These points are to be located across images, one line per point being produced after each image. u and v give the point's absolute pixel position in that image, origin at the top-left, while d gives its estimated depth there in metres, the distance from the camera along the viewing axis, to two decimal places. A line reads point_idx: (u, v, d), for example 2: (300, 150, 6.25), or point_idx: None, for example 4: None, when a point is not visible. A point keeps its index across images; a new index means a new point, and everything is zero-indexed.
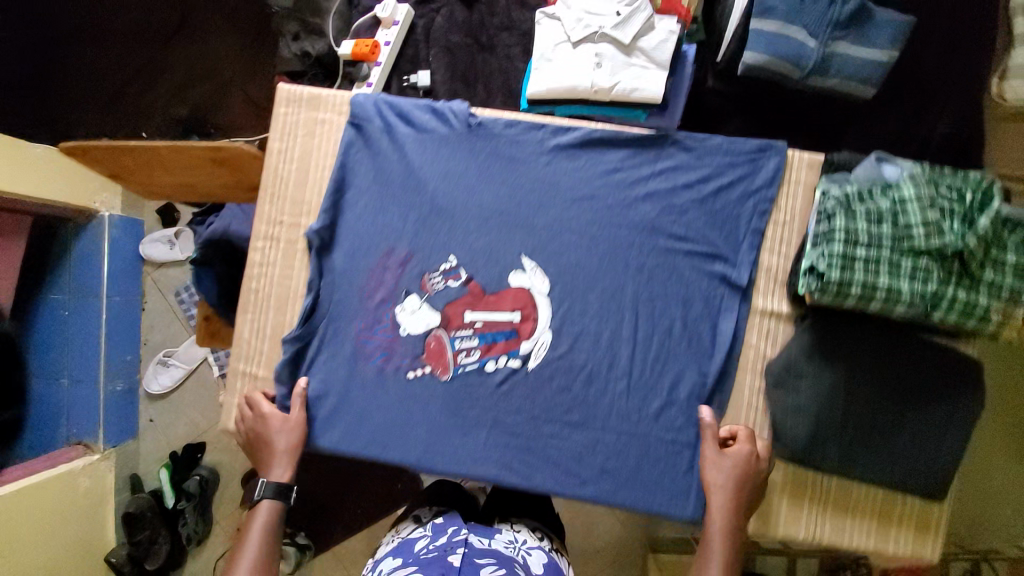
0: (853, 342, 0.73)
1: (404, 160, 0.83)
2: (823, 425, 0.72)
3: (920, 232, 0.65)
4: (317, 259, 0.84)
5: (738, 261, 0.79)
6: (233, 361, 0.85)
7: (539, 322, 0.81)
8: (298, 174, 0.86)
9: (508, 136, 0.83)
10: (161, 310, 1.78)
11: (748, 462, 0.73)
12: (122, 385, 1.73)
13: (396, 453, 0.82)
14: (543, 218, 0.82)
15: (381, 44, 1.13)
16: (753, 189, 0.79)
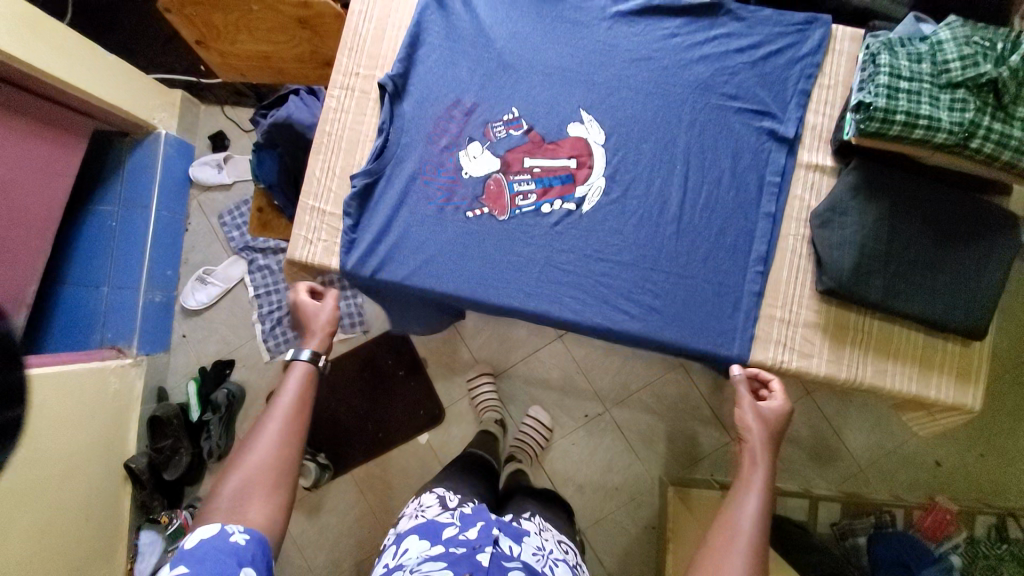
0: (896, 184, 0.79)
1: (475, 21, 0.91)
2: (866, 255, 0.78)
3: (956, 66, 0.71)
4: (390, 104, 0.91)
5: (785, 118, 0.85)
6: (305, 197, 0.93)
7: (595, 169, 0.87)
8: (376, 33, 0.93)
9: (572, 3, 0.90)
10: (204, 232, 1.87)
11: (785, 411, 0.79)
12: (160, 297, 1.78)
13: (449, 283, 0.87)
14: (603, 75, 0.88)
15: None
16: (800, 55, 0.86)
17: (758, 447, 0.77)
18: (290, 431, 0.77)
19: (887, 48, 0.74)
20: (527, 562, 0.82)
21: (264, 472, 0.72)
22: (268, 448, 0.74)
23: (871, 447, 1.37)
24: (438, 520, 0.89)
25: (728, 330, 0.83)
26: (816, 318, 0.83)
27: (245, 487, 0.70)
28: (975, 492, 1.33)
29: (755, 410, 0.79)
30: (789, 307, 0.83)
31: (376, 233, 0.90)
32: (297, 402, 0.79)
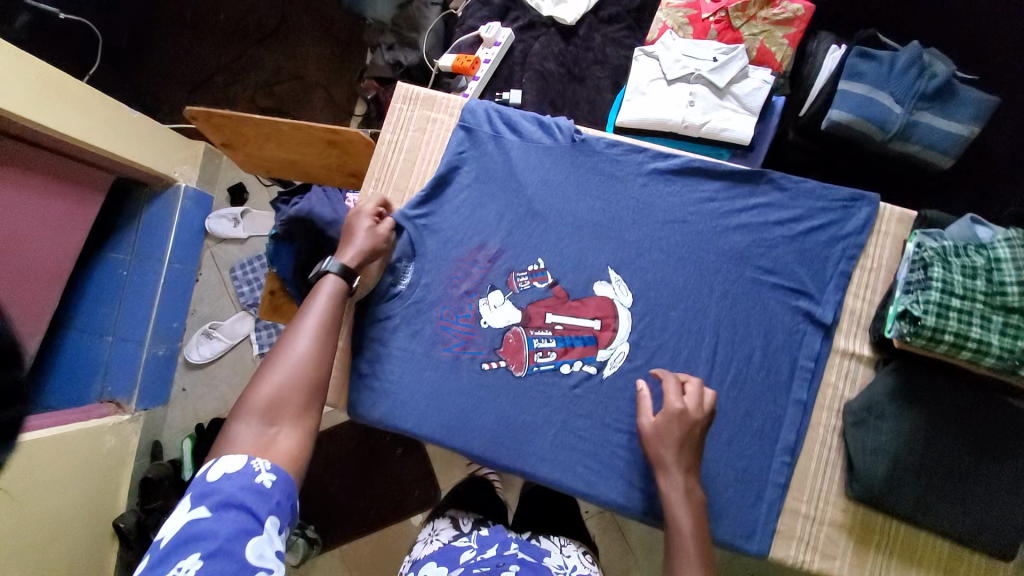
0: (932, 391, 0.75)
1: (508, 164, 0.89)
2: (901, 465, 0.74)
3: (1014, 290, 0.67)
4: (411, 241, 0.89)
5: (823, 300, 0.81)
6: None
7: (619, 333, 0.83)
8: (405, 164, 0.92)
9: (608, 155, 0.87)
10: (214, 284, 1.86)
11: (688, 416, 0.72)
12: (164, 350, 1.76)
13: (460, 440, 0.83)
14: (634, 233, 0.85)
15: (481, 61, 1.22)
16: (842, 234, 0.82)
17: (678, 489, 0.70)
18: (320, 352, 0.73)
19: (940, 259, 0.71)
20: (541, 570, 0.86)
21: (296, 390, 0.70)
22: (298, 367, 0.71)
23: None
24: (455, 546, 0.93)
25: (748, 520, 0.78)
26: (842, 517, 0.78)
27: (277, 406, 0.68)
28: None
29: (665, 445, 0.72)
30: (813, 502, 0.78)
31: (379, 379, 0.86)
32: (328, 322, 0.75)
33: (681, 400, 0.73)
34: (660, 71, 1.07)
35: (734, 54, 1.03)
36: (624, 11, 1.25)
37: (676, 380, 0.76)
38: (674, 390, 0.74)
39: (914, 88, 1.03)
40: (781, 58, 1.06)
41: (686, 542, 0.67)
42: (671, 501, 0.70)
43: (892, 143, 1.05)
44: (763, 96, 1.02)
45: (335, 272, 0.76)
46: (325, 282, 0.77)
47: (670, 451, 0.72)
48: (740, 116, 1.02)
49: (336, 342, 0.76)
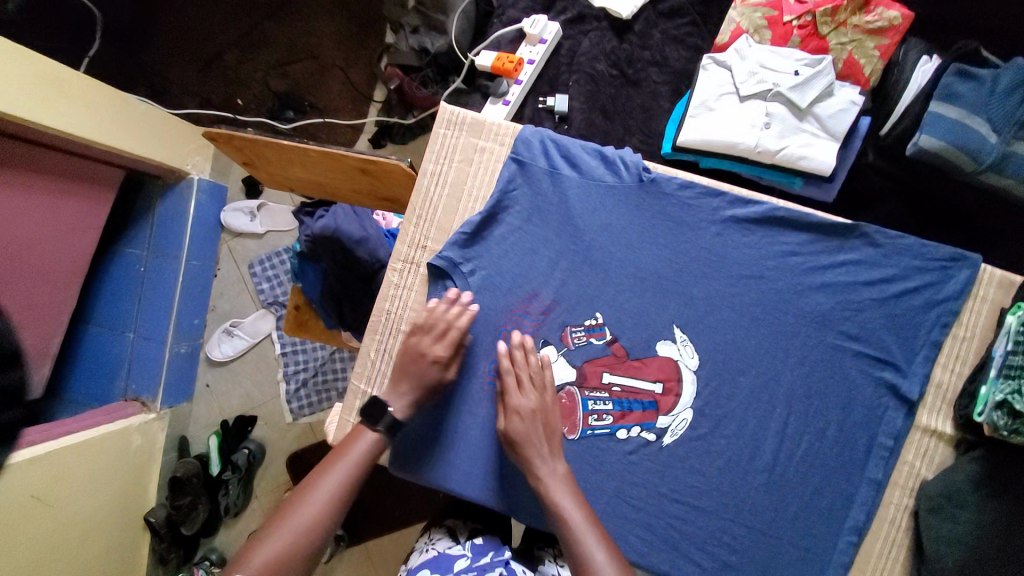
0: (1023, 482, 0.69)
1: (564, 206, 0.79)
2: (979, 558, 0.69)
3: None
4: (453, 286, 0.80)
5: (911, 372, 0.74)
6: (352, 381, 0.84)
7: (682, 399, 0.77)
8: (448, 200, 0.82)
9: (679, 198, 0.78)
10: (233, 280, 1.80)
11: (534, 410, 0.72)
12: (186, 348, 1.72)
13: (507, 504, 0.80)
14: (703, 288, 0.77)
15: (524, 62, 1.08)
16: (939, 298, 0.73)
17: (551, 477, 0.71)
18: (331, 518, 0.69)
19: None
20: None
21: (293, 558, 0.66)
22: (300, 533, 0.66)
23: None
24: (449, 553, 0.83)
25: None
26: None
27: (272, 569, 0.64)
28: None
29: (527, 444, 0.72)
30: None
31: (419, 437, 0.81)
32: (345, 488, 0.71)
33: (522, 397, 0.73)
34: (732, 85, 0.95)
35: (822, 68, 0.91)
36: (688, 3, 1.10)
37: (515, 372, 0.75)
38: (513, 387, 0.74)
39: (1015, 114, 0.90)
40: (869, 72, 0.93)
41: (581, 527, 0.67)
42: (551, 493, 0.70)
43: (982, 175, 0.94)
44: (851, 119, 0.90)
45: (373, 432, 0.73)
46: (356, 443, 0.73)
47: (537, 444, 0.72)
48: (820, 142, 0.91)
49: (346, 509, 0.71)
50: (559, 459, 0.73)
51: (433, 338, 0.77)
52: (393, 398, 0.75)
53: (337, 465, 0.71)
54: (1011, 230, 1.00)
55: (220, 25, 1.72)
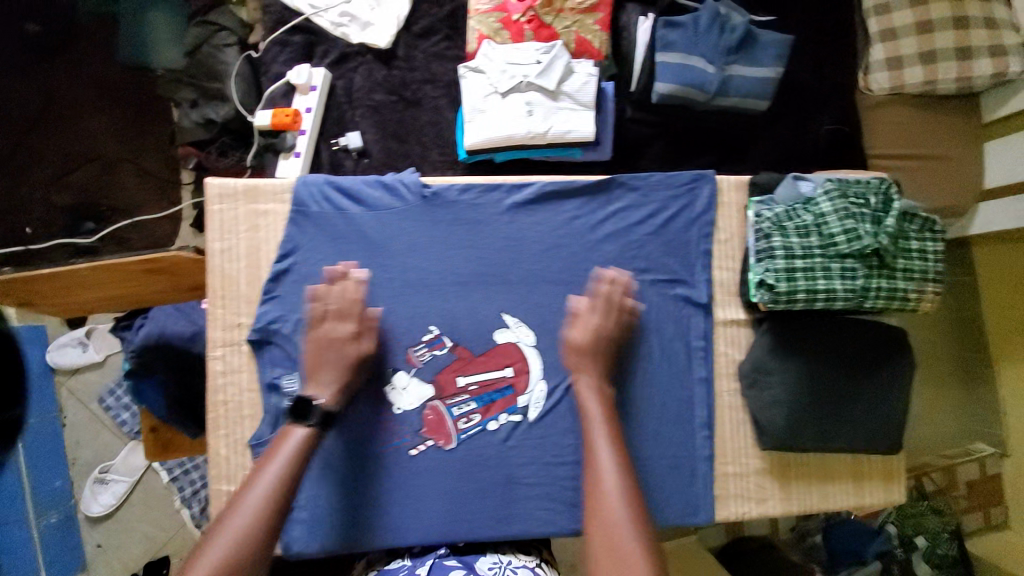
0: (807, 335, 0.82)
1: (365, 239, 0.82)
2: (796, 413, 0.81)
3: (842, 238, 0.74)
4: (282, 351, 0.80)
5: (695, 280, 0.87)
6: (216, 483, 0.79)
7: (531, 374, 0.84)
8: (250, 272, 0.81)
9: (465, 201, 0.84)
10: (85, 423, 1.59)
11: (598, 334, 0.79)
12: (56, 517, 1.49)
13: (411, 536, 0.80)
14: (516, 271, 0.85)
15: (302, 112, 1.10)
16: (695, 215, 0.88)
17: (588, 386, 0.77)
18: (268, 521, 0.64)
19: (776, 226, 0.76)
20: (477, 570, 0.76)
21: (235, 564, 0.61)
22: (234, 542, 0.62)
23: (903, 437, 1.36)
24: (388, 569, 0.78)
25: (691, 497, 0.84)
26: (763, 464, 0.86)
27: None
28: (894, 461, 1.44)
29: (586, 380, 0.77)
30: (736, 460, 0.86)
31: (304, 510, 0.79)
32: (282, 487, 0.67)
33: (590, 315, 0.80)
34: (491, 85, 1.05)
35: (555, 53, 1.04)
36: (436, 22, 1.19)
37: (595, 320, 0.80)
38: (584, 308, 0.80)
39: (720, 45, 1.10)
40: (598, 44, 1.09)
41: (609, 467, 0.69)
42: (584, 397, 0.77)
43: (715, 100, 1.13)
44: (593, 89, 1.04)
45: (304, 426, 0.70)
46: (290, 439, 0.70)
47: (587, 361, 0.78)
48: (578, 114, 1.04)
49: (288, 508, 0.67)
50: (607, 382, 0.79)
51: (346, 320, 0.76)
52: (319, 390, 0.74)
53: (272, 466, 0.68)
54: (754, 135, 1.21)
55: None
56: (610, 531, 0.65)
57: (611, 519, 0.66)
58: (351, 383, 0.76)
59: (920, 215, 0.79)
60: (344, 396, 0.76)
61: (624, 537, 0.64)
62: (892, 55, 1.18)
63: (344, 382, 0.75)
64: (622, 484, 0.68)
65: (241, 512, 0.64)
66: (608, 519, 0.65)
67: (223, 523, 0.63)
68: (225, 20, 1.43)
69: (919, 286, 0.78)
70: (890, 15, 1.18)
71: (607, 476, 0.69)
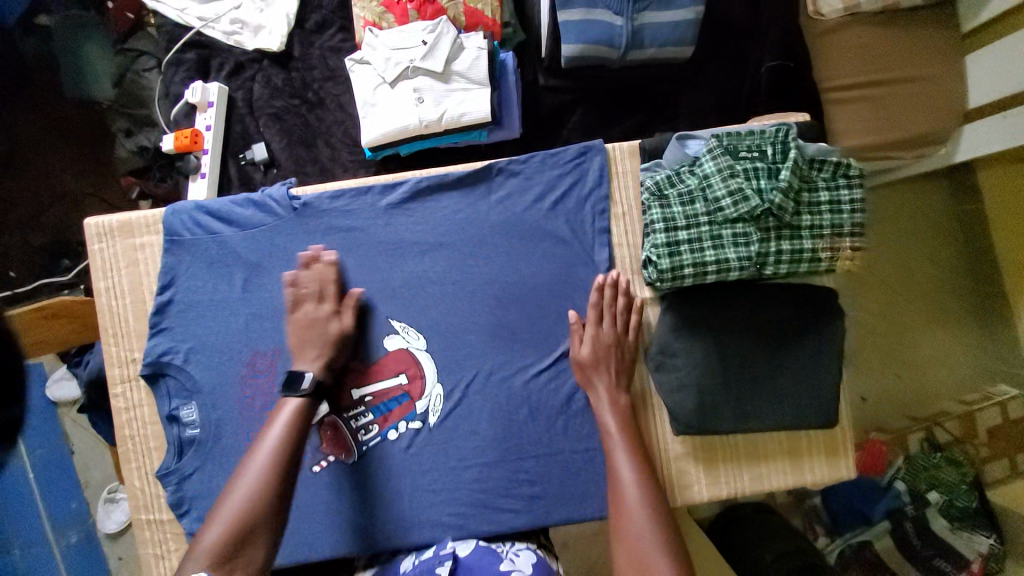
0: (714, 307, 0.75)
1: (242, 261, 0.81)
2: (706, 393, 0.75)
3: (728, 201, 0.66)
4: (176, 381, 0.81)
5: (594, 262, 0.81)
6: (135, 513, 0.82)
7: (427, 378, 0.82)
8: (135, 307, 0.81)
9: (339, 208, 0.81)
10: (90, 446, 1.41)
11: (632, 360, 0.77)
12: (76, 535, 1.35)
13: (324, 548, 0.81)
14: (400, 276, 0.82)
15: (202, 131, 1.08)
16: (587, 191, 0.80)
17: (603, 397, 0.76)
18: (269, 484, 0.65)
19: (656, 196, 0.69)
20: (485, 550, 0.77)
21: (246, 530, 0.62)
22: (242, 506, 0.63)
23: (878, 378, 1.29)
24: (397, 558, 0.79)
25: (609, 490, 0.80)
26: (684, 449, 0.81)
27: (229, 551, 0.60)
28: (899, 410, 1.27)
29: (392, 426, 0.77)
30: (654, 446, 0.81)
31: None
32: (283, 452, 0.68)
33: (602, 327, 0.77)
34: (379, 76, 0.99)
35: (439, 31, 0.96)
36: (329, 14, 1.12)
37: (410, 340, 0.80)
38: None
39: None
40: (490, 12, 1.01)
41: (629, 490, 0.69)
42: (602, 414, 0.76)
43: (629, 55, 1.02)
44: (485, 64, 0.96)
45: (296, 394, 0.71)
46: (283, 408, 0.71)
47: (611, 368, 0.77)
48: (472, 93, 0.96)
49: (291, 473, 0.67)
50: (620, 388, 0.77)
51: (319, 300, 0.78)
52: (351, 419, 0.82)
53: (271, 433, 0.69)
54: (683, 87, 1.11)
55: None
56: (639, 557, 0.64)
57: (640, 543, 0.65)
58: (339, 356, 0.77)
59: (828, 161, 0.69)
60: (334, 369, 0.76)
61: None
62: None
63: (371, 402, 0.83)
64: (644, 500, 0.68)
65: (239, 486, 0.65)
66: (632, 541, 0.65)
67: (231, 488, 0.65)
68: (143, 43, 1.43)
69: (831, 243, 0.69)
70: None
71: (630, 485, 0.69)
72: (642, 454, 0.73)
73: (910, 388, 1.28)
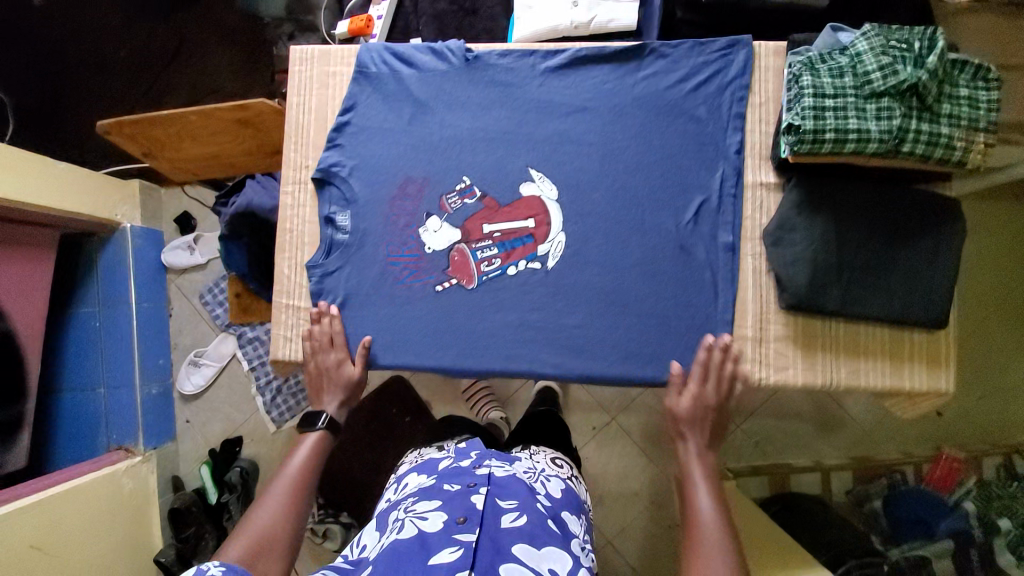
0: (839, 190, 0.80)
1: (413, 97, 0.93)
2: (821, 268, 0.79)
3: (878, 76, 0.72)
4: (338, 190, 0.93)
5: (725, 144, 0.87)
6: (277, 297, 0.93)
7: (552, 226, 0.89)
8: (317, 123, 0.94)
9: (503, 65, 0.92)
10: (188, 315, 1.85)
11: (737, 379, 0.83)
12: (156, 389, 1.75)
13: (434, 358, 0.89)
14: (544, 131, 0.91)
15: (374, 18, 1.24)
16: (728, 80, 0.88)
17: (693, 452, 0.82)
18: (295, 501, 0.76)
19: (807, 68, 0.76)
20: (519, 477, 0.82)
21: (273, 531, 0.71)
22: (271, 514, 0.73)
23: (968, 400, 1.45)
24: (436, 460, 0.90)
25: (705, 357, 0.85)
26: (785, 331, 0.85)
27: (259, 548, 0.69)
28: (982, 435, 1.43)
29: (696, 426, 0.83)
30: (755, 323, 0.85)
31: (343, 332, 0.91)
32: (307, 468, 0.80)
33: (706, 387, 0.82)
34: None
35: None
36: None
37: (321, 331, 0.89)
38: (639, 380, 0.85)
39: None
40: None
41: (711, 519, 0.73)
42: (689, 467, 0.81)
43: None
44: None
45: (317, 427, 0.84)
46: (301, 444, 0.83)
47: (697, 430, 0.83)
48: (623, 4, 1.07)
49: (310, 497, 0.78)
50: (711, 449, 0.83)
51: (331, 348, 0.89)
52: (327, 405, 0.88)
53: (295, 457, 0.81)
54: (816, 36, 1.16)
55: (111, 84, 1.80)
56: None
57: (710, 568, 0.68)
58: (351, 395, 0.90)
59: (971, 62, 0.74)
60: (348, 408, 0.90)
61: None
62: None
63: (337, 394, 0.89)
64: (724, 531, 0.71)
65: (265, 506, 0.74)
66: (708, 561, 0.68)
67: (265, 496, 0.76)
68: None
69: (967, 134, 0.73)
70: None
71: (707, 518, 0.73)
72: (718, 491, 0.77)
73: (997, 413, 1.44)
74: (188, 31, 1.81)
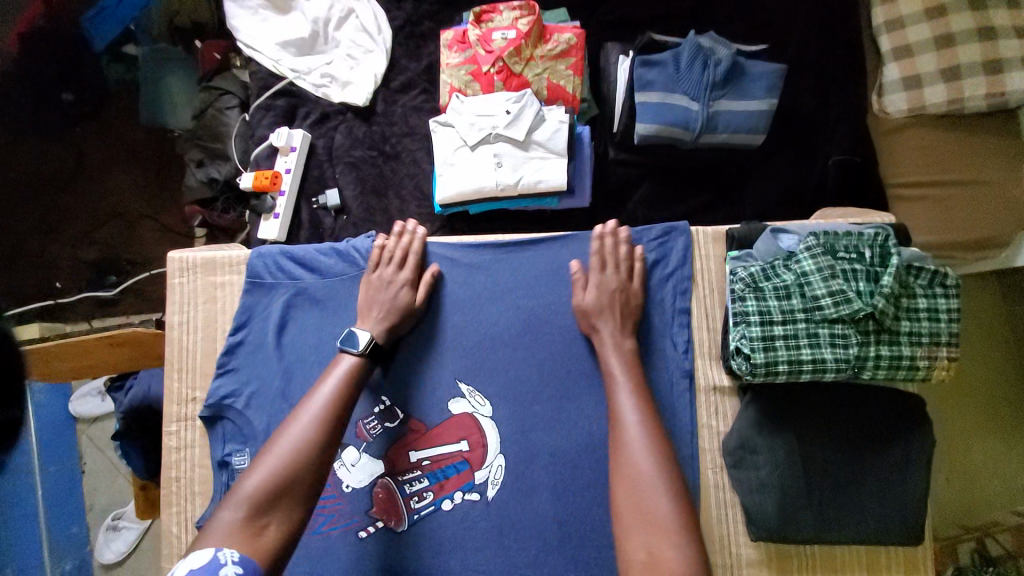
0: (796, 406, 0.73)
1: (318, 307, 0.81)
2: (789, 497, 0.71)
3: (828, 301, 0.65)
4: (233, 425, 0.78)
5: (673, 344, 0.79)
6: (165, 561, 0.78)
7: (488, 449, 0.78)
8: (205, 344, 0.81)
9: (419, 264, 0.83)
10: (106, 468, 1.38)
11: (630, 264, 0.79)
12: (71, 563, 1.30)
13: None
14: (471, 337, 0.81)
15: (282, 173, 1.13)
16: (668, 272, 0.81)
17: (609, 341, 0.75)
18: (320, 442, 0.65)
19: (750, 287, 0.69)
20: None
21: (294, 475, 0.62)
22: (293, 450, 0.63)
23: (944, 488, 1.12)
24: None
25: None
26: (757, 556, 0.75)
27: (275, 491, 0.61)
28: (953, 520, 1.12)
29: (601, 316, 0.76)
30: (727, 551, 0.75)
31: None
32: (338, 403, 0.68)
33: (605, 274, 0.78)
34: (460, 138, 1.03)
35: (524, 103, 1.00)
36: (413, 77, 1.20)
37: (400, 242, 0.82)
38: (597, 267, 0.78)
39: (704, 80, 1.02)
40: (572, 89, 1.05)
41: (637, 435, 0.66)
42: (606, 356, 0.74)
43: (702, 137, 1.04)
44: (565, 136, 1.00)
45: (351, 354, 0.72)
46: (337, 366, 0.72)
47: (610, 318, 0.76)
48: (550, 163, 1.00)
49: (339, 433, 0.67)
50: (627, 337, 0.75)
51: (398, 266, 0.81)
52: (370, 327, 0.76)
53: (327, 384, 0.70)
54: (751, 171, 1.12)
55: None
56: (638, 493, 0.63)
57: (638, 477, 0.64)
58: (402, 324, 0.78)
59: (926, 267, 0.68)
60: (393, 335, 0.78)
61: (667, 518, 0.61)
62: (909, 75, 1.03)
63: (392, 321, 0.77)
64: (648, 440, 0.66)
65: (287, 438, 0.64)
66: (637, 483, 0.64)
67: (286, 426, 0.66)
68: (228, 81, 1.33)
69: (929, 350, 0.67)
70: (905, 31, 1.03)
71: (631, 429, 0.67)
72: (647, 397, 0.70)
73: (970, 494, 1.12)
74: (91, 151, 1.45)
